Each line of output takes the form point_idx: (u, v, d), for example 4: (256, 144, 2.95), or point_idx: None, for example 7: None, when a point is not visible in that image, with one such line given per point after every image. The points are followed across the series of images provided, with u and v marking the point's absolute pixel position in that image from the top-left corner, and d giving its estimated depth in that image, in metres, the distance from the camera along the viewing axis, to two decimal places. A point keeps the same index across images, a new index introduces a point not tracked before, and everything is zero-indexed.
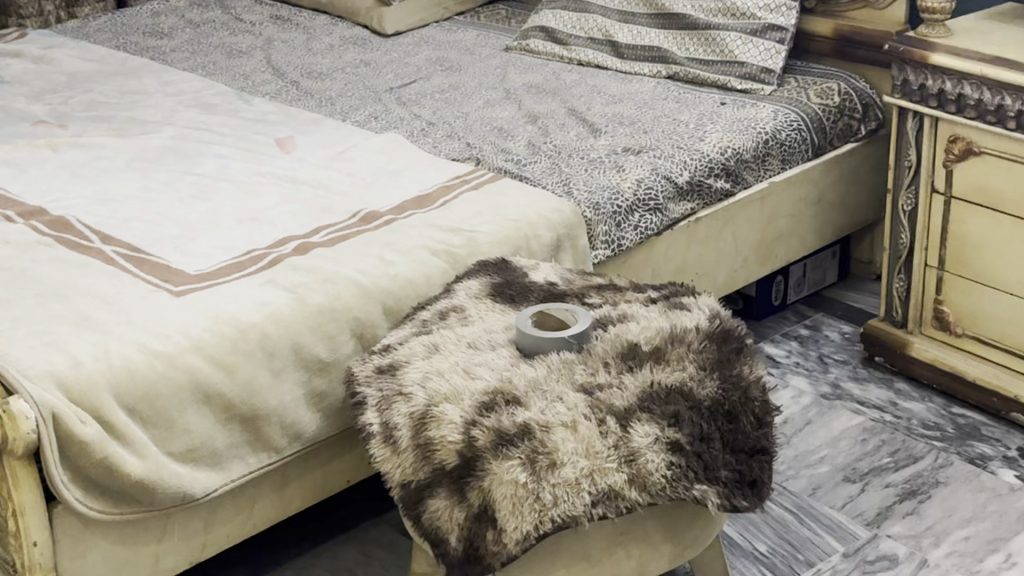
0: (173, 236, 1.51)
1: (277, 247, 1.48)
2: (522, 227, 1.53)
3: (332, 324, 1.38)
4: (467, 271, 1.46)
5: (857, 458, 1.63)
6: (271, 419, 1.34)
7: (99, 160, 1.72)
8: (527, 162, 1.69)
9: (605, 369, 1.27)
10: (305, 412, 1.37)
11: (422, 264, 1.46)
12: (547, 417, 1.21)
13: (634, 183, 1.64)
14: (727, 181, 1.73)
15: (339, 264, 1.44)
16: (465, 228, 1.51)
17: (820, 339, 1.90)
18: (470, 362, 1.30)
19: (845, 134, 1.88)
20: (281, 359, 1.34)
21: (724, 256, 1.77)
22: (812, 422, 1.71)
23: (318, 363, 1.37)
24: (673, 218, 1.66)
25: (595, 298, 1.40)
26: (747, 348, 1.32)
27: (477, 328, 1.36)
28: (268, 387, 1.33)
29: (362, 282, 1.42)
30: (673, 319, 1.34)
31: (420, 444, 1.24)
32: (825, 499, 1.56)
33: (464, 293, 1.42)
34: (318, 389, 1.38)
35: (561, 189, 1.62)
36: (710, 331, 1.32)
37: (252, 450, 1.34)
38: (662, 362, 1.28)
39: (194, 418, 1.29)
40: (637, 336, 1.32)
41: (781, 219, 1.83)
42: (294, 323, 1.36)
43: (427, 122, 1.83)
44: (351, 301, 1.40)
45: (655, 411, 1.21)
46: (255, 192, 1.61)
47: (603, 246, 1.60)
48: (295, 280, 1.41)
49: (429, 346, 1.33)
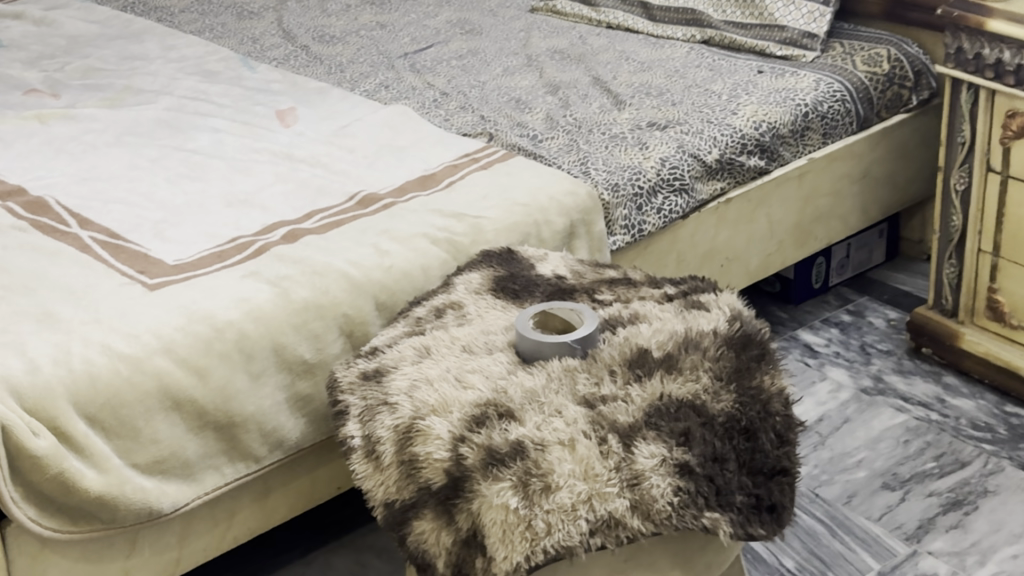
0: (155, 221, 1.40)
1: (264, 235, 1.37)
2: (532, 213, 1.41)
3: (318, 321, 1.27)
4: (467, 263, 1.34)
5: (898, 462, 1.50)
6: (249, 426, 1.23)
7: (87, 134, 1.61)
8: (543, 138, 1.57)
9: (610, 379, 1.15)
10: (288, 417, 1.26)
11: (420, 254, 1.34)
12: (543, 434, 1.09)
13: (657, 162, 1.51)
14: (761, 158, 1.60)
15: (328, 254, 1.32)
16: (468, 213, 1.39)
17: (863, 326, 1.76)
18: (463, 368, 1.18)
19: (894, 104, 1.73)
20: (260, 361, 1.23)
21: (757, 240, 1.63)
22: (851, 420, 1.57)
23: (303, 365, 1.26)
24: (700, 199, 1.54)
25: (606, 295, 1.28)
26: (770, 355, 1.19)
27: (474, 329, 1.24)
28: (244, 392, 1.22)
29: (352, 274, 1.30)
30: (689, 320, 1.22)
31: (403, 460, 1.13)
32: (861, 509, 1.43)
33: (463, 288, 1.30)
34: (301, 393, 1.26)
35: (578, 168, 1.49)
36: (729, 335, 1.19)
37: (229, 459, 1.23)
38: (674, 372, 1.15)
39: (163, 426, 1.18)
40: (648, 340, 1.19)
41: (822, 198, 1.69)
42: (276, 320, 1.25)
43: (440, 92, 1.71)
44: (340, 296, 1.28)
45: (663, 429, 1.09)
46: (248, 171, 1.50)
47: (622, 231, 1.47)
48: (280, 273, 1.29)
49: (419, 349, 1.21)
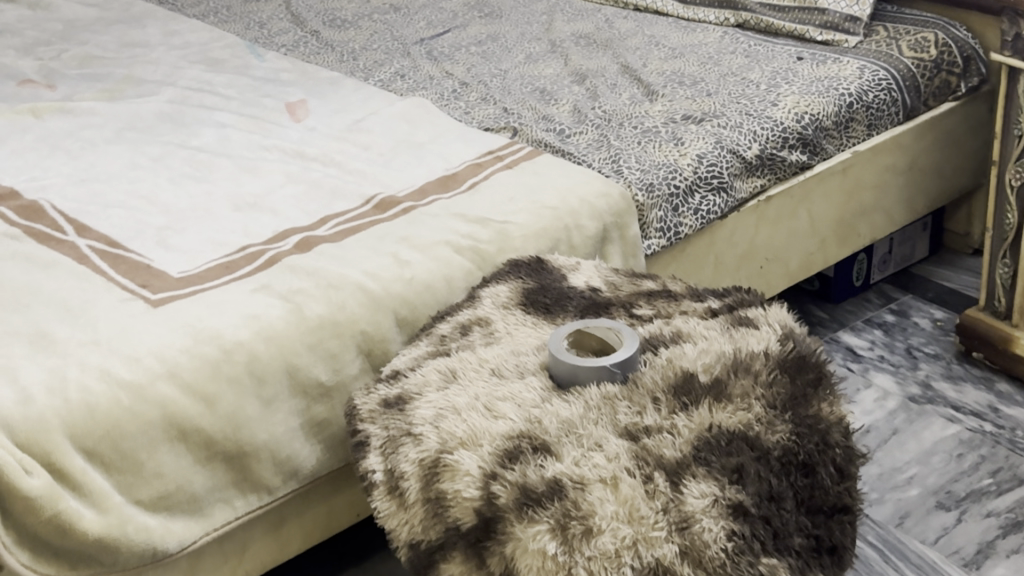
0: (158, 227, 1.30)
1: (275, 243, 1.27)
2: (562, 216, 1.31)
3: (333, 340, 1.17)
4: (494, 273, 1.24)
5: (952, 479, 1.41)
6: (261, 455, 1.13)
7: (85, 129, 1.51)
8: (571, 133, 1.47)
9: (654, 408, 1.06)
10: (303, 444, 1.16)
11: (443, 264, 1.24)
12: (582, 472, 1.00)
13: (694, 158, 1.41)
14: (803, 152, 1.50)
15: (344, 264, 1.23)
16: (493, 218, 1.29)
17: (908, 327, 1.66)
18: (493, 395, 1.08)
19: (942, 92, 1.63)
20: (272, 386, 1.13)
21: (798, 239, 1.53)
22: (900, 432, 1.48)
23: (318, 388, 1.16)
24: (740, 197, 1.44)
25: (645, 310, 1.19)
26: (828, 378, 1.09)
27: (503, 349, 1.14)
28: (255, 418, 1.13)
29: (370, 287, 1.20)
30: (738, 340, 1.12)
31: (430, 497, 1.03)
32: (914, 532, 1.34)
33: (490, 303, 1.20)
34: (318, 417, 1.17)
35: (609, 167, 1.39)
36: (782, 357, 1.10)
37: (240, 492, 1.13)
38: (723, 401, 1.06)
39: (167, 458, 1.08)
40: (693, 364, 1.10)
41: (865, 192, 1.59)
42: (289, 340, 1.15)
43: (460, 82, 1.61)
44: (357, 312, 1.19)
45: (714, 465, 1.00)
46: (256, 171, 1.40)
47: (657, 234, 1.37)
48: (293, 286, 1.20)
49: (445, 373, 1.12)
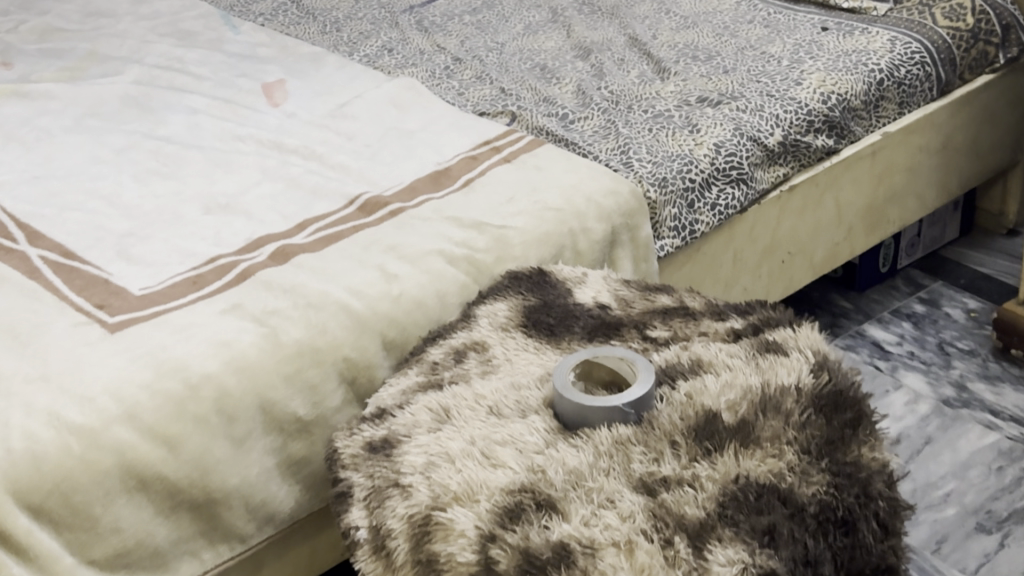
0: (119, 234, 1.18)
1: (248, 253, 1.14)
2: (567, 219, 1.17)
3: (312, 369, 1.04)
4: (492, 287, 1.12)
5: (992, 497, 1.29)
6: (232, 503, 1.01)
7: (42, 115, 1.38)
8: (575, 119, 1.34)
9: (673, 454, 0.94)
10: (280, 486, 1.04)
11: (436, 277, 1.12)
12: (594, 534, 0.87)
13: (711, 148, 1.28)
14: (830, 136, 1.37)
15: (324, 279, 1.10)
16: (490, 221, 1.16)
17: (939, 319, 1.54)
18: (491, 439, 0.96)
19: (978, 64, 1.50)
20: (244, 425, 1.01)
21: (823, 230, 1.41)
22: (934, 441, 1.37)
23: (296, 424, 1.04)
24: (761, 189, 1.31)
25: (660, 331, 1.06)
26: (868, 417, 0.97)
27: (501, 382, 1.02)
28: (226, 461, 1.00)
29: (354, 307, 1.08)
30: (766, 371, 1.00)
31: (420, 560, 0.91)
32: (953, 559, 1.22)
33: (488, 324, 1.08)
34: (295, 455, 1.04)
35: (618, 159, 1.26)
36: (816, 394, 0.98)
37: (209, 542, 1.01)
38: (750, 447, 0.94)
39: (126, 511, 0.96)
40: (716, 402, 0.98)
41: (896, 176, 1.46)
42: (262, 371, 1.02)
43: (454, 57, 1.49)
44: (340, 336, 1.06)
45: (743, 527, 0.87)
46: (229, 166, 1.27)
47: (671, 233, 1.25)
48: (267, 306, 1.07)
49: (437, 413, 0.99)
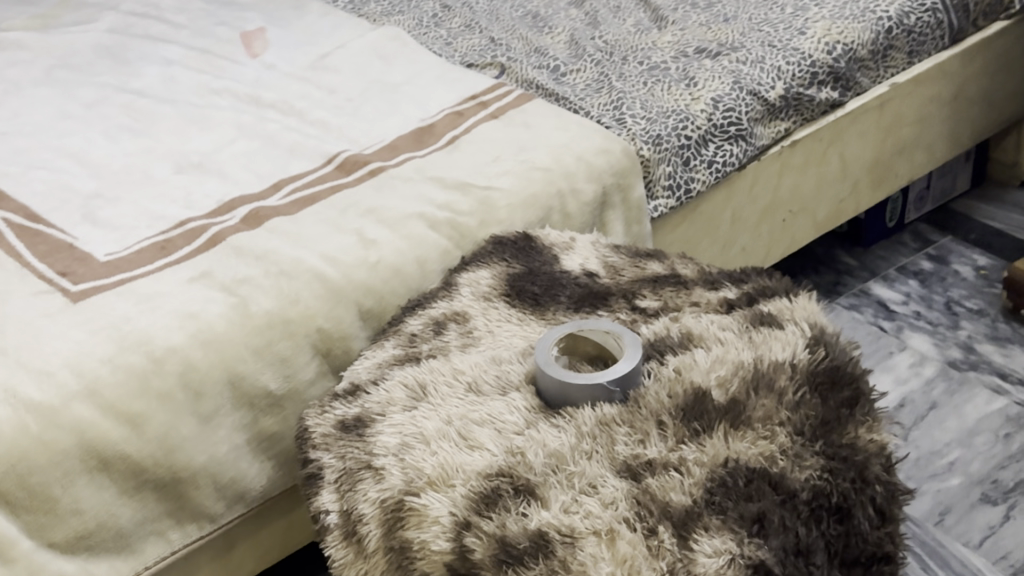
0: (86, 195, 1.13)
1: (219, 216, 1.09)
2: (555, 179, 1.12)
3: (284, 342, 1.00)
4: (475, 253, 1.07)
5: (999, 466, 1.24)
6: (199, 482, 0.97)
7: (12, 66, 1.34)
8: (566, 71, 1.29)
9: (659, 436, 0.89)
10: (251, 463, 1.00)
11: (416, 242, 1.06)
12: (573, 522, 0.82)
13: (708, 103, 1.22)
14: (834, 88, 1.30)
15: (298, 245, 1.05)
16: (475, 182, 1.11)
17: (947, 277, 1.49)
18: (469, 418, 0.91)
19: (993, 10, 1.42)
20: (211, 401, 0.96)
21: (827, 186, 1.35)
22: (939, 406, 1.32)
23: (267, 398, 0.99)
24: (761, 145, 1.25)
25: (649, 301, 1.01)
26: (867, 395, 0.92)
27: (481, 356, 0.97)
28: (193, 439, 0.96)
29: (329, 275, 1.03)
30: (760, 347, 0.95)
31: (393, 547, 0.86)
32: (956, 531, 1.18)
33: (469, 293, 1.03)
34: (267, 431, 1.00)
35: (610, 115, 1.20)
36: (811, 369, 0.93)
37: (177, 522, 0.97)
38: (741, 428, 0.89)
39: (86, 492, 0.91)
40: (705, 379, 0.93)
41: (903, 129, 1.40)
42: (231, 344, 0.98)
43: (442, 5, 1.47)
44: (313, 305, 1.01)
45: (731, 515, 0.82)
46: (204, 121, 1.22)
47: (665, 193, 1.20)
48: (238, 275, 1.02)
49: (413, 391, 0.94)
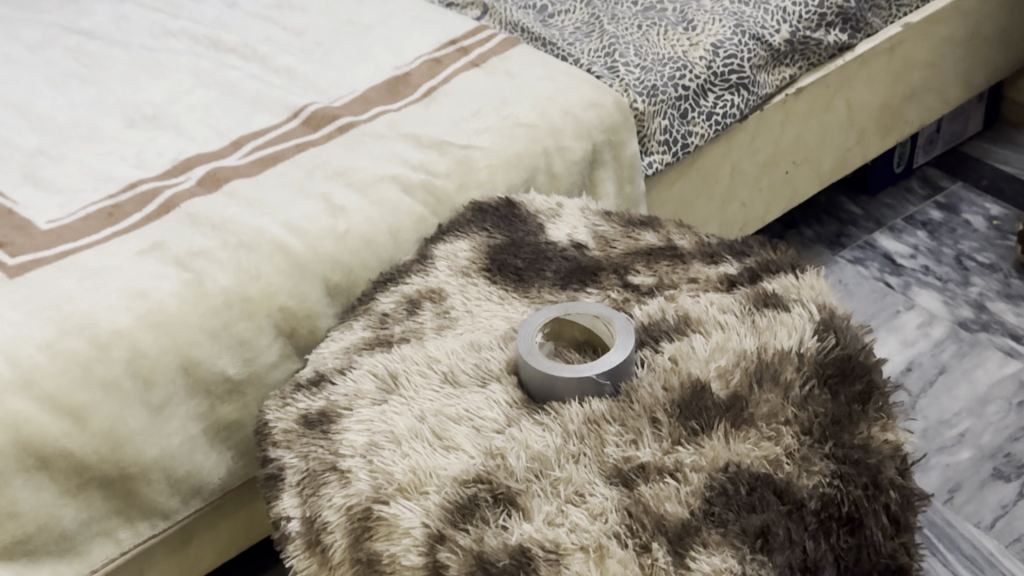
0: (28, 151, 1.04)
1: (173, 177, 1.00)
2: (540, 137, 1.03)
3: (244, 323, 0.91)
4: (454, 220, 0.98)
5: (1011, 437, 1.16)
6: (150, 477, 0.89)
7: None
8: (554, 13, 1.21)
9: (653, 436, 0.81)
10: (207, 454, 0.92)
11: (389, 208, 0.97)
12: (559, 536, 0.73)
13: (708, 49, 1.13)
14: (843, 30, 1.20)
15: (258, 211, 0.96)
16: (452, 140, 1.02)
17: (957, 227, 1.41)
18: (444, 414, 0.83)
19: None
20: (162, 390, 0.88)
21: (833, 135, 1.26)
22: (948, 371, 1.24)
23: (225, 385, 0.91)
24: (763, 94, 1.16)
25: (642, 277, 0.93)
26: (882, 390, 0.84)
27: (458, 341, 0.89)
28: (142, 432, 0.88)
29: (291, 247, 0.93)
30: (764, 333, 0.86)
31: (359, 559, 0.78)
32: (966, 511, 1.10)
33: (446, 267, 0.94)
34: (225, 420, 0.92)
35: (601, 62, 1.11)
36: (820, 360, 0.84)
37: (125, 521, 0.89)
38: (743, 428, 0.81)
39: (24, 494, 0.83)
40: (704, 369, 0.85)
41: (915, 71, 1.31)
42: (184, 326, 0.89)
43: None
44: (275, 281, 0.92)
45: (732, 529, 0.73)
46: (156, 68, 1.14)
47: (660, 148, 1.11)
48: (192, 246, 0.93)
49: (384, 381, 0.86)
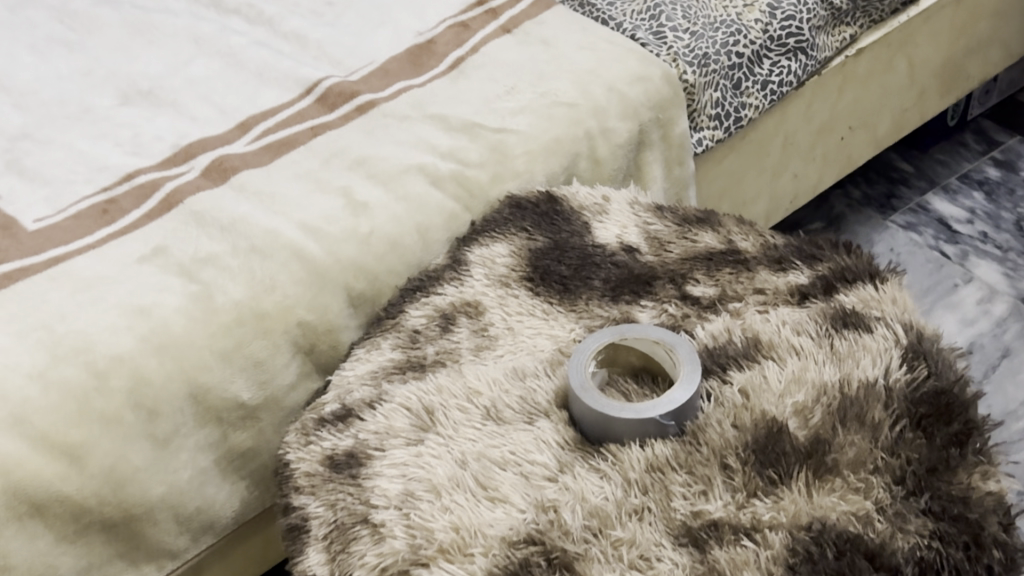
0: (9, 134, 0.93)
1: (174, 167, 0.89)
2: (582, 118, 0.93)
3: (260, 341, 0.81)
4: (489, 217, 0.89)
5: None
6: (157, 517, 0.79)
7: None
8: None
9: (726, 484, 0.70)
10: (218, 486, 0.82)
11: (418, 202, 0.87)
12: None
13: (764, 11, 1.02)
14: None
15: (272, 207, 0.86)
16: (484, 122, 0.92)
17: (1011, 184, 1.42)
18: (487, 459, 0.73)
19: None
20: (168, 421, 0.78)
21: (892, 95, 1.17)
22: (1012, 353, 1.16)
23: (238, 411, 0.81)
24: (822, 59, 1.06)
25: (702, 287, 0.83)
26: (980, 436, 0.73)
27: (499, 367, 0.79)
28: (147, 469, 0.77)
29: (308, 252, 0.83)
30: (846, 361, 0.76)
31: None
32: None
33: (483, 275, 0.85)
34: (239, 448, 0.82)
35: (646, 27, 1.01)
36: (911, 396, 0.74)
37: (130, 564, 0.80)
38: (828, 477, 0.69)
39: (17, 544, 0.73)
40: (780, 406, 0.74)
41: (980, 22, 1.20)
42: (191, 348, 0.78)
43: None
44: (292, 293, 0.82)
45: None
46: (150, 34, 1.04)
47: (711, 122, 1.02)
48: (198, 251, 0.83)
49: (417, 416, 0.76)
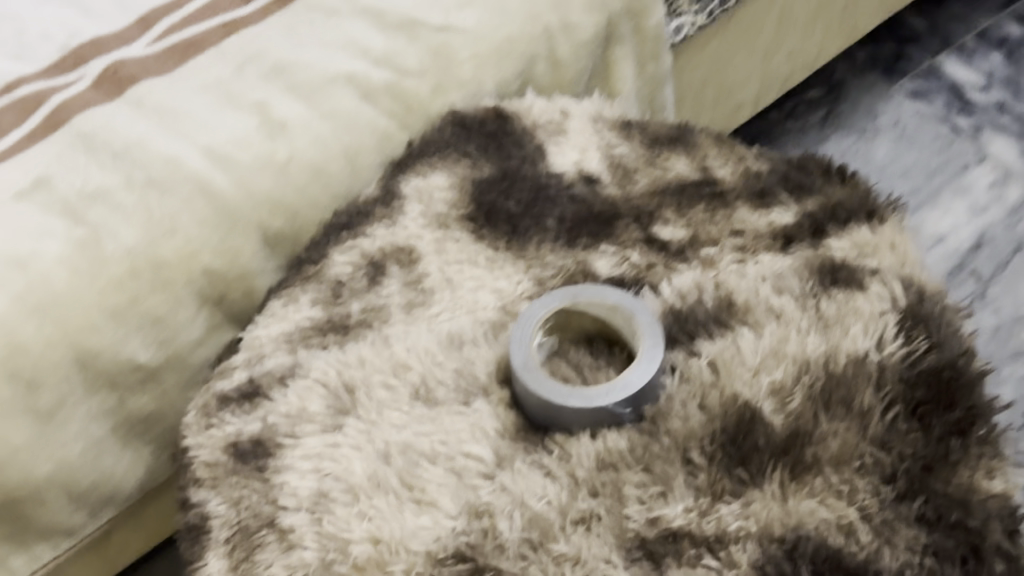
0: None
1: (62, 72, 0.75)
2: (542, 13, 0.81)
3: (157, 295, 0.70)
4: (430, 137, 0.78)
5: None
6: (47, 496, 0.70)
7: None
8: None
9: (687, 483, 0.57)
10: (115, 454, 0.73)
11: (348, 121, 0.76)
12: None
13: None
14: None
15: (173, 125, 0.72)
16: (425, 18, 0.78)
17: None
18: (411, 450, 0.62)
19: None
20: (51, 392, 0.67)
21: None
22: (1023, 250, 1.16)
23: (136, 371, 0.71)
24: None
25: (672, 231, 0.72)
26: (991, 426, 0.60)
27: (433, 334, 0.68)
28: (30, 447, 0.68)
29: (215, 186, 0.71)
30: (835, 321, 0.63)
31: None
32: None
33: (419, 214, 0.75)
34: (138, 413, 0.73)
35: None
36: (910, 372, 0.60)
37: (20, 544, 0.72)
38: (805, 476, 0.56)
39: None
40: (753, 387, 0.60)
41: None
42: (76, 308, 0.67)
43: None
44: (195, 236, 0.71)
45: None
46: None
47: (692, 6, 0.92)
48: (85, 183, 0.69)
49: (335, 393, 0.66)
